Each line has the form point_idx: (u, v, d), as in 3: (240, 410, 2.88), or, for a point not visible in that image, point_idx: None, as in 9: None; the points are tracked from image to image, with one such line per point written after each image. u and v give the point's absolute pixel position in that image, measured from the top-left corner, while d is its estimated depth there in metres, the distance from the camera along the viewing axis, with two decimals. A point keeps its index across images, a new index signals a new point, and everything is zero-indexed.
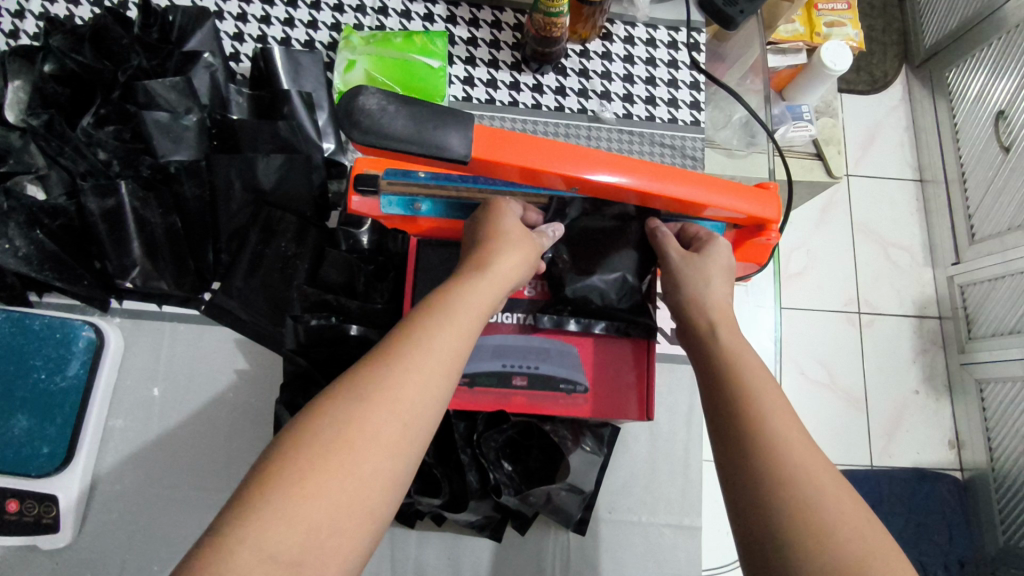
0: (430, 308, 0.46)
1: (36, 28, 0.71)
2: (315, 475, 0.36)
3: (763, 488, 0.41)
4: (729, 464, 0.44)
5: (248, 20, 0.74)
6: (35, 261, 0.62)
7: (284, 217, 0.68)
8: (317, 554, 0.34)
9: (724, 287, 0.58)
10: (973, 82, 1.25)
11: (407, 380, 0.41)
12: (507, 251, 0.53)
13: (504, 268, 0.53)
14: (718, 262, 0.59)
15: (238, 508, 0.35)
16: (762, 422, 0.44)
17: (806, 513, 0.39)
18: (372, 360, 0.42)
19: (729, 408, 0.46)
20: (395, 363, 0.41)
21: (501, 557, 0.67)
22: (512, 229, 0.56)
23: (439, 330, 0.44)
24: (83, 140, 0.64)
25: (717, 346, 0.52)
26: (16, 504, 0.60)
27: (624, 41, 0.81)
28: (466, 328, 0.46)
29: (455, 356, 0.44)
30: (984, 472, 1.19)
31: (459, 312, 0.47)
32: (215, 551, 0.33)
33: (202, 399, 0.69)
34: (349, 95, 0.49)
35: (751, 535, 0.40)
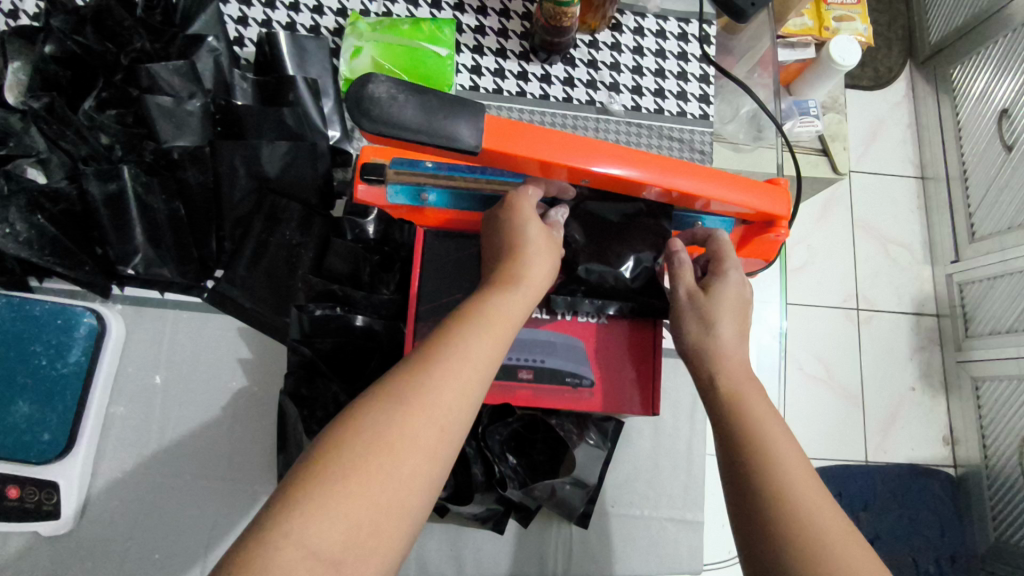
0: (465, 316, 0.46)
1: (36, 8, 0.69)
2: (360, 473, 0.36)
3: (765, 495, 0.43)
4: (734, 467, 0.45)
5: (253, 4, 0.73)
6: (37, 246, 0.61)
7: (289, 205, 0.67)
8: (357, 554, 0.34)
9: (732, 328, 0.53)
10: (977, 80, 1.25)
11: (445, 385, 0.41)
12: (537, 256, 0.53)
13: (536, 273, 0.52)
14: (726, 300, 0.54)
15: (280, 505, 0.34)
16: (772, 437, 0.46)
17: (807, 529, 0.41)
18: (410, 365, 0.42)
19: (727, 424, 0.48)
20: (432, 367, 0.41)
21: (502, 550, 0.67)
22: (539, 227, 0.55)
23: (474, 338, 0.45)
24: (85, 124, 0.63)
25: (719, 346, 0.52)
26: (17, 491, 0.59)
27: (634, 32, 0.80)
28: (499, 334, 0.47)
29: (488, 364, 0.44)
30: (978, 468, 1.20)
31: (492, 319, 0.47)
32: (256, 546, 0.33)
33: (205, 388, 0.68)
34: (358, 83, 0.48)
35: (750, 536, 0.42)
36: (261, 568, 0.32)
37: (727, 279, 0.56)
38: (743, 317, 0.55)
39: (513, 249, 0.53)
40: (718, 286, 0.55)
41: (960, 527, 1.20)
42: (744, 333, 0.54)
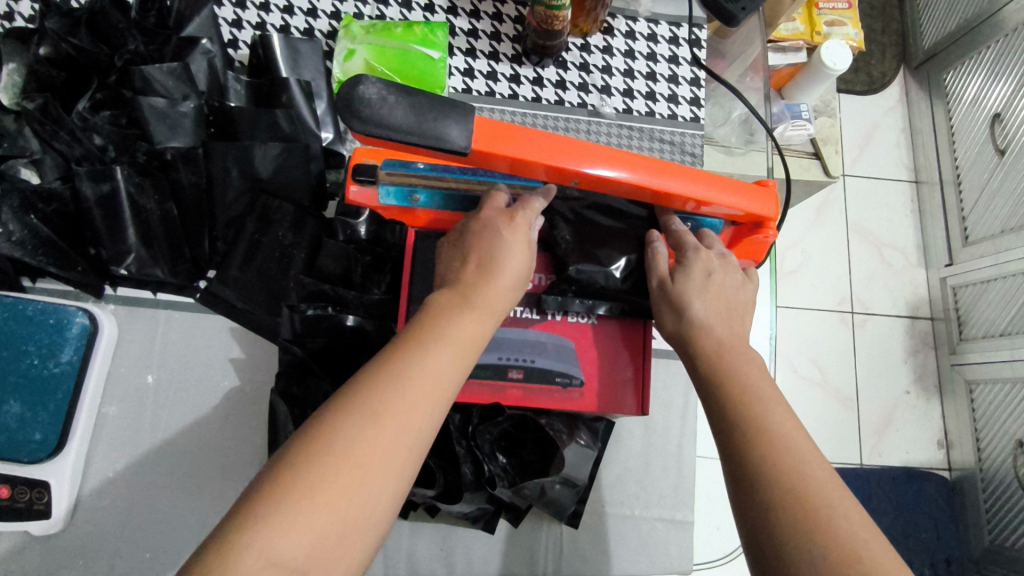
0: (441, 323, 0.46)
1: (31, 11, 0.70)
2: (327, 486, 0.36)
3: (754, 458, 0.44)
4: (727, 437, 0.46)
5: (247, 7, 0.74)
6: (30, 246, 0.62)
7: (281, 206, 0.67)
8: (321, 564, 0.34)
9: (705, 306, 0.55)
10: (970, 85, 1.26)
11: (415, 395, 0.41)
12: (516, 264, 0.52)
13: (514, 283, 0.52)
14: (693, 278, 0.56)
15: (248, 514, 0.35)
16: (752, 400, 0.47)
17: (796, 492, 0.41)
18: (384, 374, 0.41)
19: (724, 397, 0.48)
20: (401, 377, 0.41)
21: (493, 549, 0.67)
22: (522, 241, 0.53)
23: (449, 350, 0.45)
24: (78, 125, 0.63)
25: (713, 340, 0.52)
26: (8, 490, 0.59)
27: (625, 36, 0.80)
28: (471, 342, 0.47)
29: (458, 377, 0.45)
30: (972, 472, 1.20)
31: (465, 326, 0.47)
32: (221, 555, 0.33)
33: (198, 388, 0.68)
34: (349, 84, 0.49)
35: (745, 502, 0.43)
36: None
37: (691, 265, 0.57)
38: (719, 298, 0.56)
39: (490, 258, 0.51)
40: (683, 274, 0.57)
41: (953, 530, 1.21)
42: (723, 309, 0.55)
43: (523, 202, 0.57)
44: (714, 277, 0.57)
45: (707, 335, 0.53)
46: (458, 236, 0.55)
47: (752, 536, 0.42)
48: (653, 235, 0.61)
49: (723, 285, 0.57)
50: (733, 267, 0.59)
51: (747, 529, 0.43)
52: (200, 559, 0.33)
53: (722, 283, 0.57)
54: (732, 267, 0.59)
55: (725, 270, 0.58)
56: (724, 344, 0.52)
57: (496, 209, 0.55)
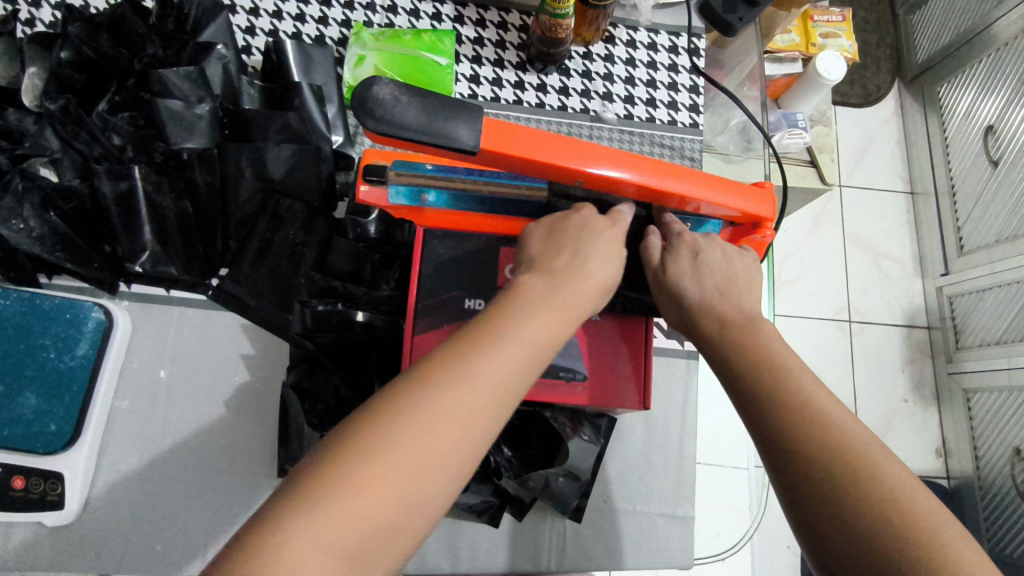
0: (515, 323, 0.46)
1: (52, 18, 0.73)
2: (383, 483, 0.37)
3: (785, 418, 0.46)
4: (753, 399, 0.48)
5: (260, 15, 0.77)
6: (49, 243, 0.64)
7: (292, 205, 0.69)
8: (366, 555, 0.36)
9: (696, 285, 0.56)
10: (962, 98, 1.29)
11: (475, 396, 0.41)
12: (604, 262, 0.55)
13: (586, 294, 0.52)
14: (694, 262, 0.58)
15: (303, 493, 0.36)
16: (774, 361, 0.49)
17: (831, 444, 0.43)
18: (452, 375, 0.42)
19: (750, 370, 0.49)
20: (461, 375, 0.42)
21: (496, 543, 0.68)
22: (616, 246, 0.57)
23: (522, 359, 0.45)
24: (99, 126, 0.65)
25: (717, 314, 0.54)
26: (22, 481, 0.61)
27: (626, 45, 0.83)
28: (539, 345, 0.46)
29: (523, 380, 0.44)
30: (971, 479, 1.21)
31: (530, 328, 0.46)
32: (274, 531, 0.34)
33: (209, 382, 0.70)
34: (363, 85, 0.51)
35: (780, 459, 0.45)
36: (275, 555, 0.33)
37: (678, 248, 0.59)
38: (711, 276, 0.57)
39: (582, 255, 0.54)
40: (673, 259, 0.58)
41: None
42: (721, 288, 0.56)
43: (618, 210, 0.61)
44: (702, 257, 0.58)
45: (718, 312, 0.55)
46: (555, 222, 0.58)
47: (787, 489, 0.44)
48: (648, 230, 0.62)
49: (712, 260, 0.58)
50: (720, 244, 0.60)
51: (781, 483, 0.44)
52: (252, 534, 0.35)
53: (711, 260, 0.58)
54: (717, 245, 0.60)
55: (713, 247, 0.60)
56: (735, 321, 0.54)
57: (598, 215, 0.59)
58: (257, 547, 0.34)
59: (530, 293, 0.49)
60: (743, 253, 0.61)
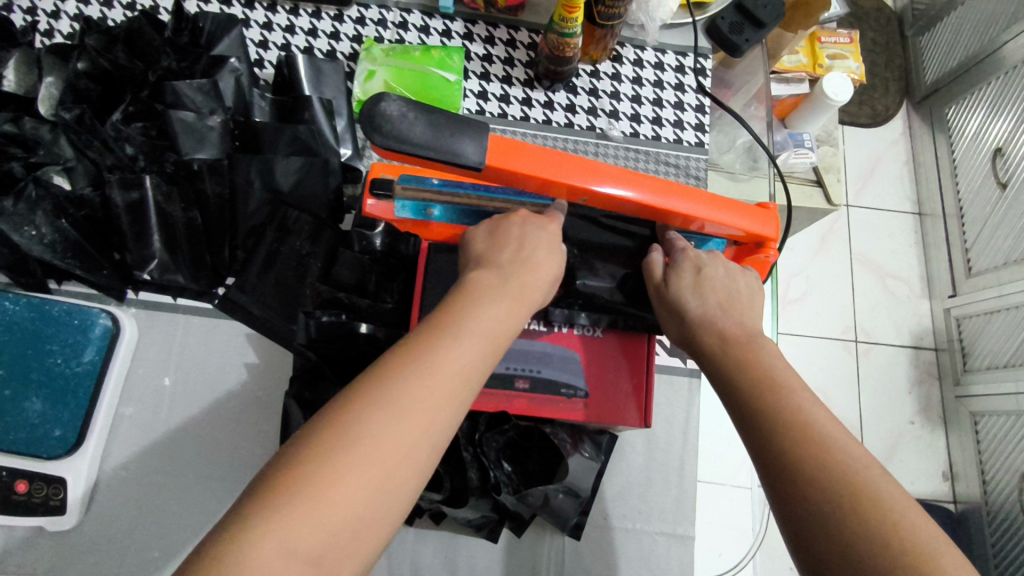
0: (467, 320, 0.47)
1: (69, 28, 0.74)
2: (347, 482, 0.37)
3: (784, 437, 0.45)
4: (754, 417, 0.48)
5: (274, 29, 0.79)
6: (59, 249, 0.65)
7: (300, 217, 0.70)
8: (336, 555, 0.36)
9: (699, 301, 0.57)
10: (971, 120, 1.29)
11: (432, 389, 0.42)
12: (547, 256, 0.57)
13: (538, 287, 0.54)
14: (696, 279, 0.58)
15: (263, 502, 0.36)
16: (774, 381, 0.49)
17: (830, 465, 0.43)
18: (410, 369, 0.42)
19: (753, 391, 0.49)
20: (416, 371, 0.42)
21: (494, 558, 0.68)
22: (556, 240, 0.59)
23: (476, 349, 0.46)
24: (111, 135, 0.66)
25: (718, 330, 0.54)
26: (25, 485, 0.62)
27: (633, 64, 0.84)
28: (491, 338, 0.47)
29: (479, 371, 0.45)
30: (977, 505, 1.20)
31: (480, 321, 0.48)
32: (237, 542, 0.34)
33: (212, 390, 0.70)
34: (371, 100, 0.52)
35: (778, 478, 0.44)
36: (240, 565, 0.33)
37: (681, 264, 0.59)
38: (715, 292, 0.57)
39: (528, 250, 0.56)
40: (676, 274, 0.59)
41: None
42: (723, 303, 0.57)
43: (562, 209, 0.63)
44: (705, 274, 0.59)
45: (721, 330, 0.55)
46: (497, 222, 0.59)
47: (785, 509, 0.44)
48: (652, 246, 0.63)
49: (714, 277, 0.59)
50: (723, 262, 0.61)
51: (778, 503, 0.44)
52: (217, 543, 0.34)
53: (715, 277, 0.59)
54: (722, 261, 0.61)
55: (716, 264, 0.60)
56: (741, 340, 0.54)
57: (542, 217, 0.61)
58: (225, 555, 0.34)
59: (482, 286, 0.51)
60: (747, 271, 0.61)
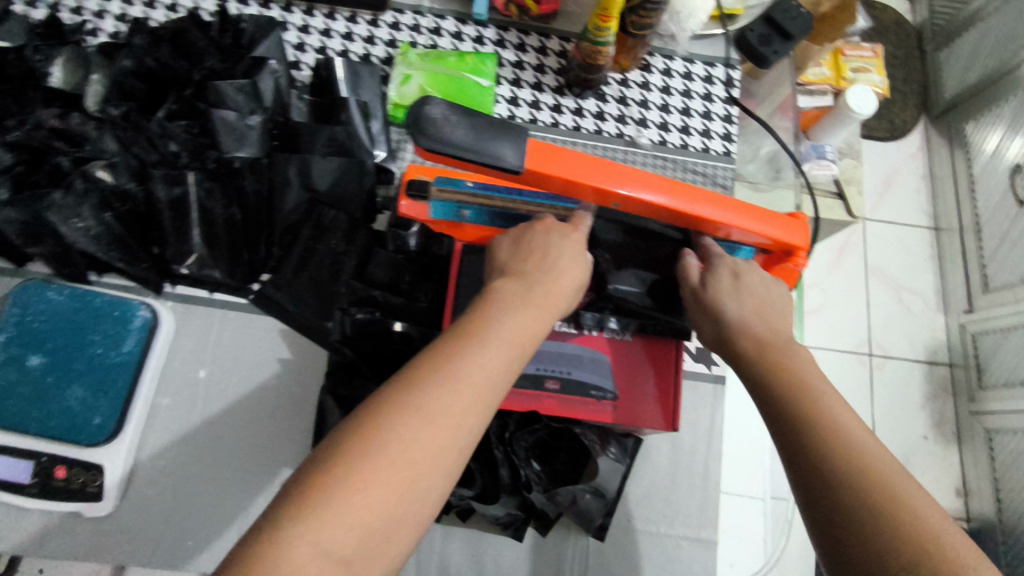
0: (493, 327, 0.48)
1: (113, 28, 0.76)
2: (377, 485, 0.38)
3: (816, 439, 0.46)
4: (786, 418, 0.49)
5: (311, 32, 0.80)
6: (103, 241, 0.67)
7: (336, 216, 0.72)
8: (366, 556, 0.37)
9: (738, 306, 0.58)
10: (990, 136, 1.30)
11: (459, 395, 0.43)
12: (570, 263, 0.57)
13: (562, 295, 0.55)
14: (731, 286, 0.59)
15: (297, 503, 0.37)
16: (807, 384, 0.50)
17: (860, 467, 0.44)
18: (439, 375, 0.44)
19: (785, 396, 0.50)
20: (444, 376, 0.43)
21: (520, 557, 0.69)
22: (580, 248, 0.59)
23: (503, 360, 0.47)
24: (157, 132, 0.68)
25: (752, 335, 0.56)
26: (65, 471, 0.63)
27: (662, 73, 0.85)
28: (516, 345, 0.48)
29: (504, 378, 0.46)
30: (991, 522, 1.19)
31: (505, 329, 0.49)
32: (274, 541, 0.35)
33: (247, 383, 0.72)
34: (416, 105, 0.54)
35: (808, 477, 0.46)
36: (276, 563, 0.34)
37: (718, 270, 0.60)
38: (752, 299, 0.58)
39: (551, 258, 0.57)
40: (713, 279, 0.60)
41: None
42: (760, 310, 0.58)
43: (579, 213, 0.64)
44: (742, 279, 0.60)
45: (755, 335, 0.56)
46: (522, 230, 0.60)
47: (815, 507, 0.45)
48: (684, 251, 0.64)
49: (753, 284, 0.59)
50: (760, 271, 0.61)
51: (807, 501, 0.45)
52: (254, 541, 0.35)
53: (752, 284, 0.59)
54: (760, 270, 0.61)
55: (754, 272, 0.61)
56: (774, 345, 0.54)
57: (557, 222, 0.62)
58: (262, 556, 0.34)
59: (507, 294, 0.52)
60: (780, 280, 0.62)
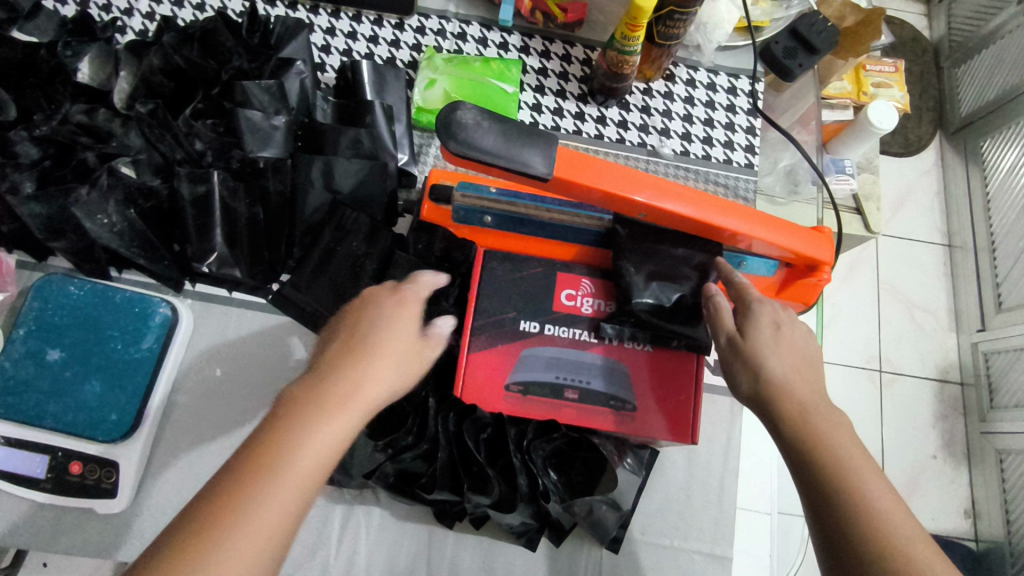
0: (313, 411, 0.42)
1: (141, 26, 0.77)
2: None
3: (843, 500, 0.47)
4: (811, 472, 0.49)
5: (336, 35, 0.81)
6: (127, 238, 0.67)
7: (357, 217, 0.70)
8: None
9: (781, 361, 0.55)
10: (1007, 155, 1.29)
11: (263, 503, 0.38)
12: (400, 326, 0.51)
13: (384, 376, 0.47)
14: (762, 332, 0.57)
15: None
16: (834, 440, 0.50)
17: (887, 536, 0.45)
18: (241, 483, 0.38)
19: (815, 469, 0.49)
20: (246, 481, 0.38)
21: (532, 566, 0.68)
22: (414, 309, 0.53)
23: (318, 460, 0.41)
24: (183, 130, 0.69)
25: (784, 383, 0.54)
26: (79, 466, 0.64)
27: (686, 83, 0.85)
28: (339, 422, 0.43)
29: (322, 464, 0.41)
30: (1001, 544, 1.18)
31: (325, 406, 0.43)
32: None
33: (264, 383, 0.71)
34: (448, 109, 0.54)
35: (831, 533, 0.47)
36: None
37: (759, 319, 0.58)
38: (793, 352, 0.56)
39: (382, 324, 0.50)
40: (754, 328, 0.57)
41: None
42: (800, 369, 0.55)
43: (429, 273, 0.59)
44: (782, 331, 0.57)
45: (790, 396, 0.53)
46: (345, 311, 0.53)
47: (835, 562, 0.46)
48: (711, 288, 0.62)
49: (794, 337, 0.57)
50: (801, 322, 0.60)
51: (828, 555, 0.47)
52: None
53: (791, 336, 0.57)
54: (797, 318, 0.59)
55: (794, 322, 0.59)
56: (803, 403, 0.52)
57: (385, 285, 0.55)
58: None
59: (335, 366, 0.46)
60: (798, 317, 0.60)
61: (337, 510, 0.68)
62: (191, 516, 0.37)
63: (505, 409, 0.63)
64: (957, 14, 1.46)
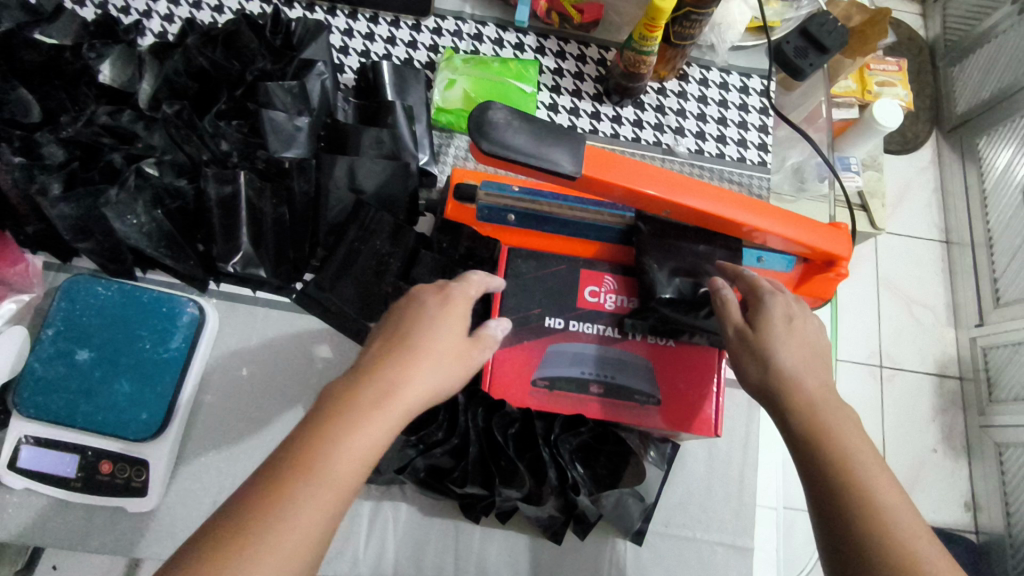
0: (355, 415, 0.42)
1: (161, 28, 0.78)
2: None
3: (846, 493, 0.47)
4: (815, 464, 0.50)
5: (353, 36, 0.82)
6: (155, 238, 0.68)
7: (380, 217, 0.70)
8: None
9: (790, 351, 0.55)
10: (1000, 154, 1.31)
11: (304, 507, 0.38)
12: (448, 327, 0.50)
13: (424, 378, 0.46)
14: (772, 323, 0.57)
15: None
16: (839, 435, 0.50)
17: (887, 529, 0.46)
18: (281, 484, 0.39)
19: (820, 461, 0.49)
20: (291, 484, 0.39)
21: (557, 559, 0.69)
22: (461, 309, 0.52)
23: (358, 464, 0.41)
24: (209, 132, 0.70)
25: (792, 377, 0.54)
26: (110, 465, 0.65)
27: (699, 83, 0.86)
28: (379, 428, 0.43)
29: (361, 471, 0.41)
30: (1001, 536, 1.20)
31: (366, 412, 0.43)
32: None
33: (290, 382, 0.72)
34: (479, 109, 0.55)
35: (831, 522, 0.47)
36: None
37: (770, 310, 0.58)
38: (803, 343, 0.56)
39: (427, 322, 0.50)
40: (765, 320, 0.58)
41: None
42: (808, 361, 0.55)
43: (484, 276, 0.59)
44: (794, 322, 0.58)
45: (799, 390, 0.53)
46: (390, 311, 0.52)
47: (835, 553, 0.47)
48: (717, 283, 0.62)
49: (805, 330, 0.57)
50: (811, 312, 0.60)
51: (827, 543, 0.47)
52: None
53: (803, 327, 0.58)
54: (809, 311, 0.60)
55: (808, 315, 0.59)
56: (812, 396, 0.53)
57: (432, 283, 0.54)
58: None
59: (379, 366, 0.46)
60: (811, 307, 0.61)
61: (365, 506, 0.69)
62: (236, 506, 0.38)
63: (533, 404, 0.64)
64: (953, 13, 1.48)
